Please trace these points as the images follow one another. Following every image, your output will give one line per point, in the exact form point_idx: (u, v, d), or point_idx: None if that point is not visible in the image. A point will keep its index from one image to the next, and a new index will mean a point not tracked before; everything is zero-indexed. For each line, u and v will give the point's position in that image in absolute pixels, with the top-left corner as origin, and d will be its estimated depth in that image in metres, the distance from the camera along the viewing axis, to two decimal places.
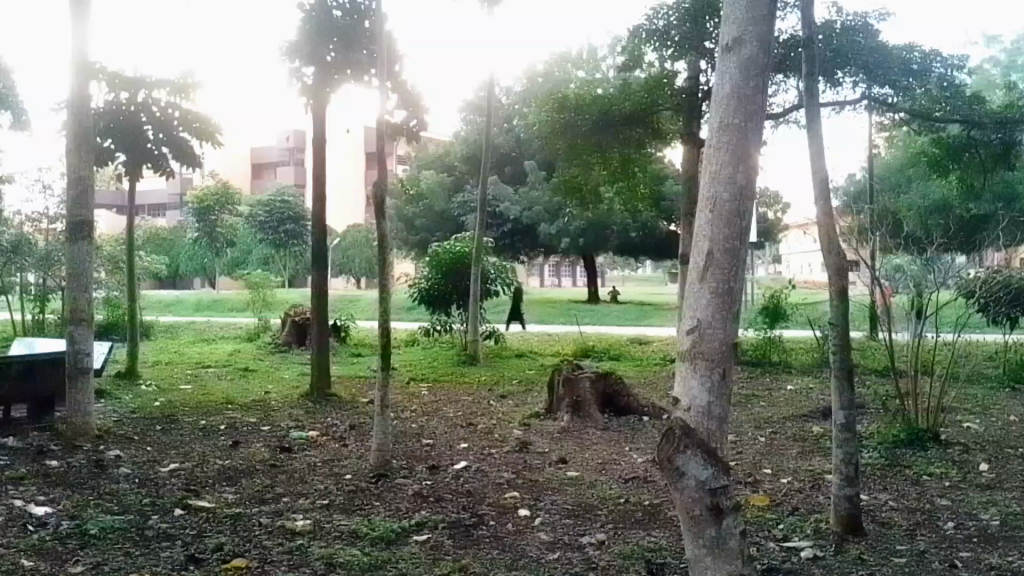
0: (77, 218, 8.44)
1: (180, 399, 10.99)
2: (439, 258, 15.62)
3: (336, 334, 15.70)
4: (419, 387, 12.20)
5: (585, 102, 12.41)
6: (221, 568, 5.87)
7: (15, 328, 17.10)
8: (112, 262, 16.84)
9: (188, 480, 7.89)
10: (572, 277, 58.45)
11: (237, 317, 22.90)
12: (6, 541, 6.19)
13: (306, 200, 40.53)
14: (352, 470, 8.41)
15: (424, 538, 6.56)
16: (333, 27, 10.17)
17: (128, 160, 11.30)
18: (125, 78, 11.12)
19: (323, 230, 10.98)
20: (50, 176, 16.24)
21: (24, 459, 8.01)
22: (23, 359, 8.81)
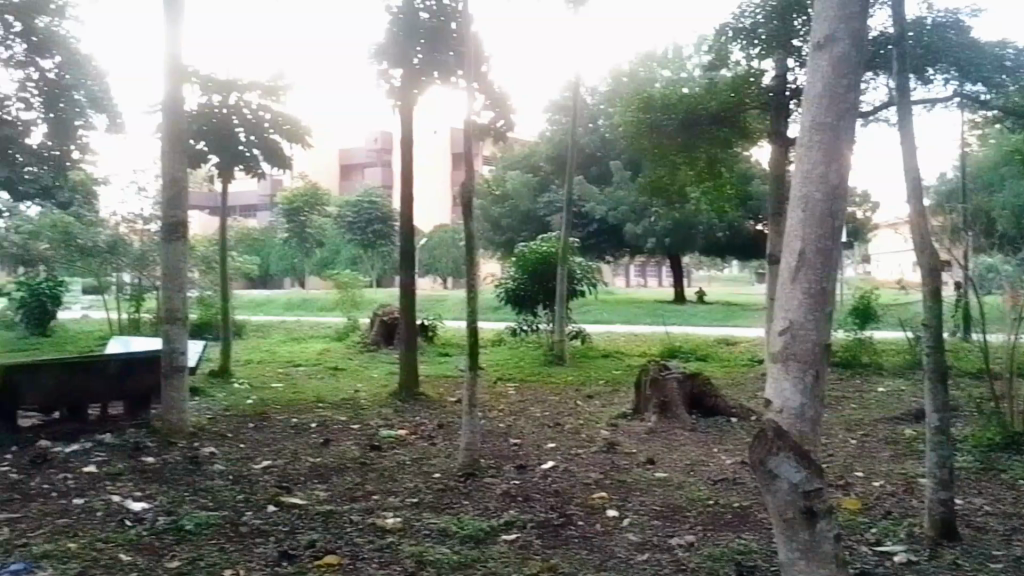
0: (172, 220, 8.92)
1: (272, 398, 11.48)
2: (524, 258, 15.77)
3: (423, 333, 16.05)
4: (505, 387, 12.38)
5: (670, 102, 12.35)
6: (314, 565, 6.24)
7: (116, 326, 18.00)
8: (206, 262, 17.55)
9: (281, 477, 8.29)
10: (657, 277, 57.89)
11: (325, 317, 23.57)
12: (106, 536, 6.72)
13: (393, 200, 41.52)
14: (441, 469, 8.65)
15: (513, 537, 6.72)
16: (419, 32, 10.45)
17: (221, 161, 11.87)
18: (219, 81, 11.65)
19: (410, 230, 11.28)
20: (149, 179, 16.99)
21: (123, 455, 8.51)
22: (121, 358, 9.39)
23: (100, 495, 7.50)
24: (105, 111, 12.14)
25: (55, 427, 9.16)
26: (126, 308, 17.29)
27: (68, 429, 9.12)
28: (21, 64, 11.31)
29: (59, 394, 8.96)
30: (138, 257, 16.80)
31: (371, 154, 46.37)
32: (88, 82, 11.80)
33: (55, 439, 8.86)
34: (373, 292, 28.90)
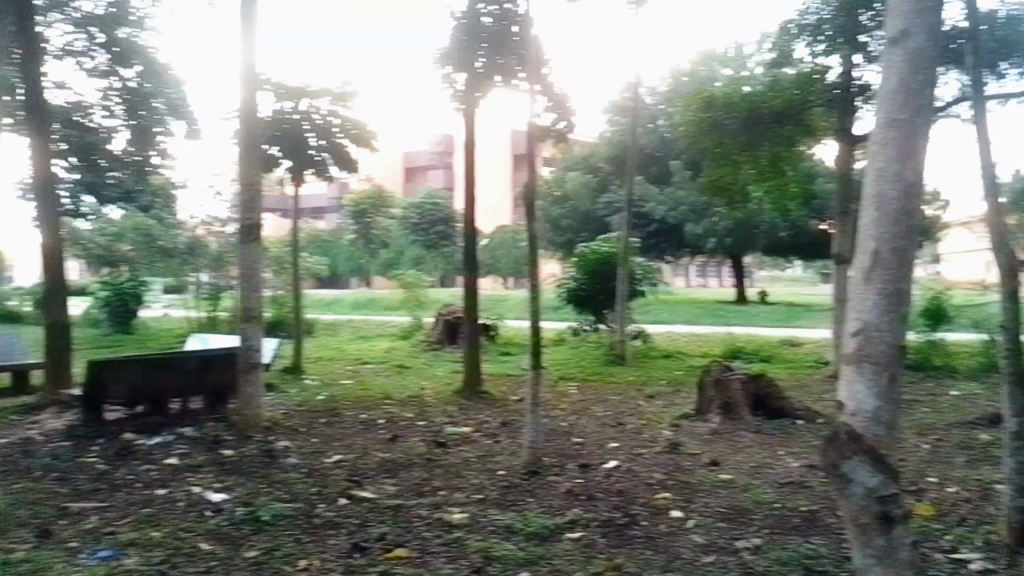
0: (247, 221, 9.23)
1: (342, 394, 11.78)
2: (585, 258, 15.82)
3: (486, 333, 16.22)
4: (567, 386, 12.44)
5: (734, 101, 12.27)
6: (383, 558, 6.43)
7: (192, 324, 18.63)
8: (279, 264, 18.16)
9: (352, 471, 8.52)
10: (718, 276, 57.08)
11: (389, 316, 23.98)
12: (188, 525, 7.02)
13: (455, 201, 41.84)
14: (505, 466, 8.77)
15: (577, 536, 6.79)
16: (482, 35, 10.53)
17: (293, 166, 12.27)
18: (291, 88, 11.98)
19: (474, 231, 11.43)
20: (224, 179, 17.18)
21: (203, 447, 8.85)
22: (200, 355, 9.75)
23: (181, 486, 7.83)
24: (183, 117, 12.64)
25: (139, 421, 9.56)
26: (202, 306, 17.87)
27: (151, 422, 9.52)
28: (105, 73, 11.81)
29: (143, 389, 9.36)
30: (215, 258, 17.45)
31: (432, 158, 46.18)
32: (167, 89, 12.26)
33: (139, 431, 9.25)
34: (437, 291, 29.25)
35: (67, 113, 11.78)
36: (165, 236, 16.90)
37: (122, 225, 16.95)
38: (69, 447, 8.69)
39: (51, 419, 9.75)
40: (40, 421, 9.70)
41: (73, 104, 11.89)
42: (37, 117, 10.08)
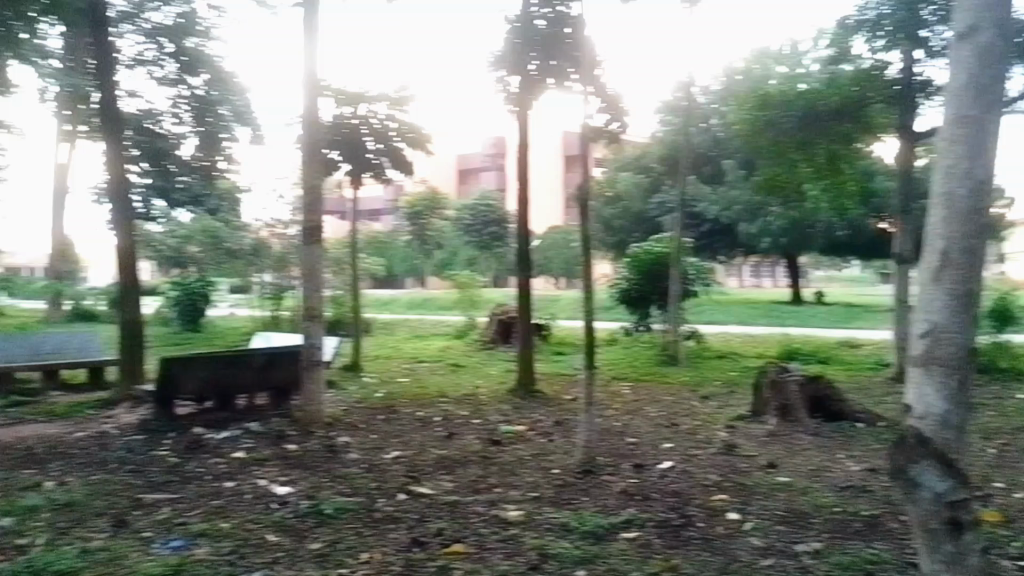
0: (309, 223, 9.49)
1: (399, 391, 11.98)
2: (638, 258, 15.77)
3: (538, 333, 16.28)
4: (620, 386, 12.45)
5: (790, 100, 12.12)
6: (442, 553, 6.54)
7: (254, 323, 19.14)
8: (337, 263, 17.64)
9: (410, 467, 8.68)
10: (772, 276, 56.10)
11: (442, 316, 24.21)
12: (255, 517, 7.24)
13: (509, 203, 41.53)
14: (559, 465, 8.83)
15: (633, 536, 6.82)
16: (538, 39, 10.59)
17: (351, 169, 12.53)
18: (349, 93, 12.22)
19: (528, 232, 11.51)
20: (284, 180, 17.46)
21: (267, 442, 9.11)
22: (265, 352, 10.00)
23: (248, 479, 8.08)
24: (248, 124, 13.17)
25: (208, 416, 9.89)
26: (264, 305, 18.31)
27: (219, 417, 9.83)
28: (174, 82, 12.34)
29: (210, 385, 9.66)
30: (278, 258, 17.13)
31: (483, 160, 46.35)
32: (233, 98, 12.71)
33: (208, 426, 9.56)
34: (490, 291, 29.45)
35: (138, 121, 12.35)
36: (231, 238, 17.37)
37: (189, 227, 17.51)
38: (142, 440, 9.04)
39: (125, 413, 10.15)
40: (114, 415, 10.11)
41: (144, 111, 12.40)
42: (112, 126, 10.63)
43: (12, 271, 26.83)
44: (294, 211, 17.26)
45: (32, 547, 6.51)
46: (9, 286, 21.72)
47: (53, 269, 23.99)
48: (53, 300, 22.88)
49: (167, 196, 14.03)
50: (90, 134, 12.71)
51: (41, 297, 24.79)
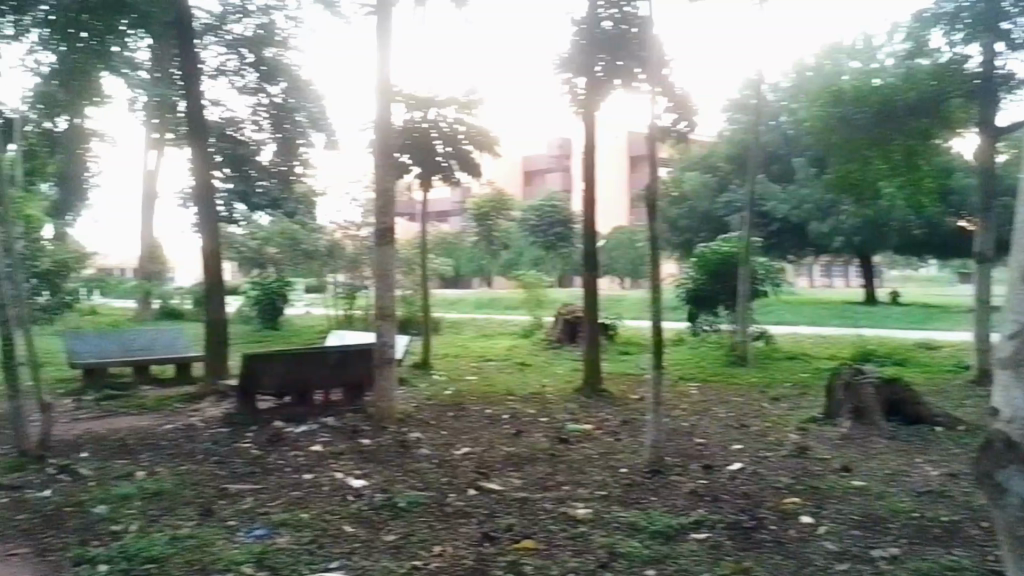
0: (382, 226, 9.78)
1: (467, 389, 12.17)
2: (706, 257, 15.63)
3: (605, 333, 16.29)
4: (688, 386, 12.38)
5: (865, 97, 11.90)
6: (512, 548, 6.65)
7: (328, 321, 19.63)
8: (409, 265, 17.85)
9: (480, 463, 8.83)
10: (844, 276, 54.61)
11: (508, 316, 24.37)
12: (333, 508, 7.48)
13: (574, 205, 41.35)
14: (627, 464, 8.84)
15: (703, 537, 6.81)
16: (605, 39, 10.62)
17: (422, 172, 12.78)
18: (420, 98, 12.46)
19: (595, 232, 11.55)
20: (355, 183, 17.87)
21: (342, 437, 9.39)
22: (340, 349, 10.30)
23: (325, 472, 8.35)
24: (323, 131, 13.73)
25: (286, 411, 10.25)
26: (337, 305, 18.76)
27: (298, 412, 10.18)
28: (254, 90, 13.02)
29: (289, 381, 10.01)
30: (352, 259, 17.61)
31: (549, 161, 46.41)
32: (309, 104, 13.33)
33: (287, 421, 9.92)
34: (557, 291, 29.53)
35: (221, 129, 13.04)
36: (308, 239, 17.86)
37: (268, 229, 18.08)
38: (226, 434, 9.44)
39: (210, 406, 10.59)
40: (201, 408, 10.55)
41: (227, 119, 13.08)
42: (198, 133, 11.33)
43: (106, 272, 28.22)
44: (365, 213, 17.64)
45: (126, 532, 6.87)
46: (103, 286, 22.83)
47: (143, 270, 25.12)
48: (143, 299, 23.95)
49: (248, 200, 14.39)
50: (178, 139, 13.35)
51: (132, 297, 25.98)
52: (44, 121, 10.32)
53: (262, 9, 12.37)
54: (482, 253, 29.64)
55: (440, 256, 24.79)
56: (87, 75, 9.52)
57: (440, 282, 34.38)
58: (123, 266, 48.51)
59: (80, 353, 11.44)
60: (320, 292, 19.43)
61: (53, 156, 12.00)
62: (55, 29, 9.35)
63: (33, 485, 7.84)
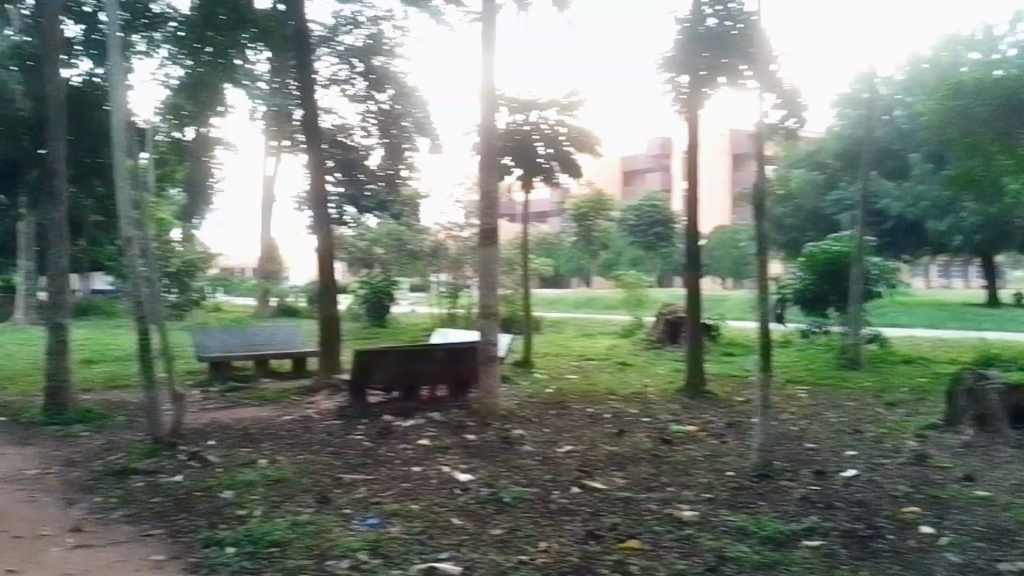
0: (487, 226, 9.99)
1: (569, 388, 12.25)
2: (814, 257, 15.20)
3: (708, 333, 16.06)
4: (796, 389, 12.10)
5: (987, 89, 11.26)
6: (617, 547, 6.68)
7: (432, 319, 20.11)
8: (511, 264, 18.07)
9: (583, 462, 8.89)
10: (964, 277, 51.69)
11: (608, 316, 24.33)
12: (441, 500, 7.70)
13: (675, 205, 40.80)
14: (734, 467, 8.71)
15: (816, 544, 6.65)
16: (710, 36, 10.41)
17: (524, 173, 12.92)
18: (522, 101, 12.61)
19: (697, 232, 11.41)
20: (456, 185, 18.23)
21: (448, 432, 9.64)
22: (446, 346, 10.56)
23: (433, 465, 8.60)
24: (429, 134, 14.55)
25: (395, 405, 10.60)
26: (440, 303, 19.15)
27: (406, 407, 10.52)
28: (364, 98, 13.74)
29: (398, 376, 10.35)
30: (454, 260, 17.97)
31: (648, 161, 46.04)
32: (414, 110, 14.21)
33: (396, 414, 10.28)
34: (658, 291, 29.27)
35: (332, 135, 13.84)
36: (414, 240, 18.34)
37: (376, 231, 18.66)
38: (339, 425, 9.86)
39: (325, 399, 11.06)
40: (316, 401, 11.03)
41: (338, 126, 13.80)
42: (312, 139, 11.84)
43: (228, 271, 29.80)
44: (469, 214, 17.97)
45: (250, 517, 7.26)
46: (226, 285, 24.08)
47: (262, 270, 26.40)
48: (261, 297, 25.18)
49: (358, 203, 14.94)
50: (293, 146, 14.03)
51: (250, 295, 27.29)
52: (173, 131, 10.93)
53: (372, 20, 13.15)
54: (581, 252, 29.67)
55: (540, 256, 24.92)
56: (213, 87, 10.05)
57: (540, 282, 34.67)
58: (243, 265, 50.89)
59: (206, 346, 12.14)
60: (424, 291, 19.91)
61: (181, 163, 12.78)
62: (183, 45, 9.93)
63: (167, 470, 8.39)
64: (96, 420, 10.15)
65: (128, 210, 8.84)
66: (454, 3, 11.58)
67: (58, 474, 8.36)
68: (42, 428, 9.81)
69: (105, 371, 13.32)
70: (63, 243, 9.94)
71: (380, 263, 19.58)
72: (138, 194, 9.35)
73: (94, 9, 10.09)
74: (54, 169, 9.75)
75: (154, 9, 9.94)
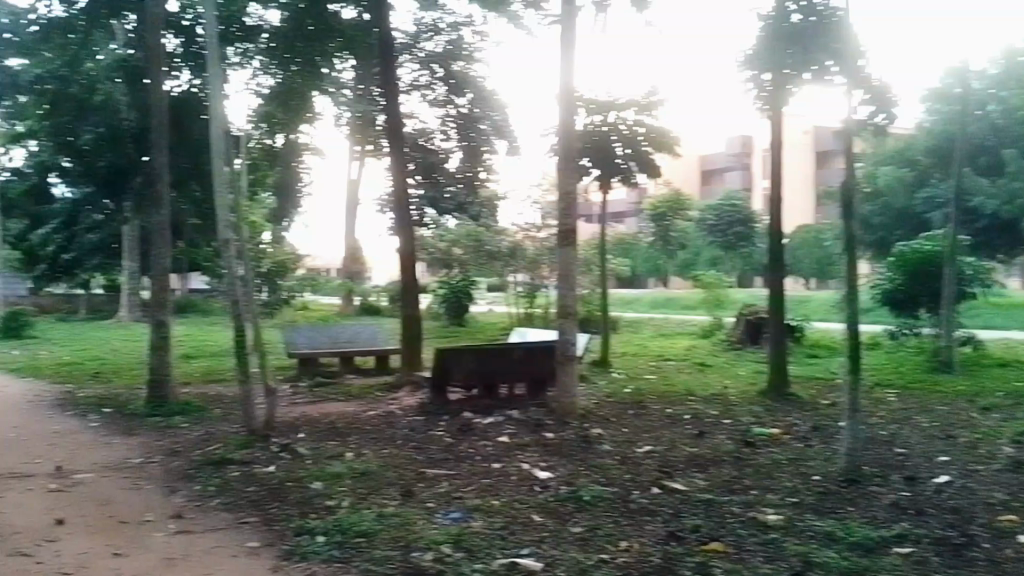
0: (566, 227, 10.08)
1: (648, 388, 12.22)
2: (903, 257, 14.73)
3: (791, 334, 15.76)
4: (885, 393, 11.76)
5: None
6: (700, 550, 6.66)
7: (510, 319, 20.31)
8: (589, 265, 18.08)
9: (662, 462, 8.87)
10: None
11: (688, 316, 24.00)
12: (521, 497, 7.82)
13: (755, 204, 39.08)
14: (820, 472, 8.54)
15: (907, 551, 6.48)
16: (793, 33, 10.19)
17: (602, 174, 12.94)
18: (601, 102, 12.65)
19: (779, 231, 11.22)
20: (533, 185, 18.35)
21: (528, 429, 9.76)
22: (524, 345, 10.70)
23: (513, 462, 8.73)
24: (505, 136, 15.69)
25: (475, 402, 10.81)
26: (518, 303, 19.33)
27: (485, 404, 10.71)
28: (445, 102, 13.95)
29: (478, 375, 10.53)
30: (532, 260, 18.07)
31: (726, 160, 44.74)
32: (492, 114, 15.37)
33: (475, 411, 10.46)
34: (737, 291, 28.78)
35: None
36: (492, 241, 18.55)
37: (455, 233, 18.93)
38: (422, 421, 10.09)
39: (407, 396, 11.35)
40: (398, 397, 11.33)
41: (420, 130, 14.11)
42: (396, 144, 12.13)
43: (315, 271, 30.79)
44: (547, 214, 18.06)
45: (339, 508, 7.53)
46: (312, 285, 24.87)
47: (346, 270, 27.15)
48: (345, 296, 25.89)
49: None
50: (378, 149, 14.41)
51: (334, 295, 28.05)
52: (265, 138, 11.36)
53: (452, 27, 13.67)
54: (659, 253, 29.43)
55: (618, 256, 24.85)
56: (302, 95, 10.47)
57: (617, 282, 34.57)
58: (329, 265, 52.40)
59: (296, 343, 12.62)
60: (502, 290, 20.12)
61: (272, 167, 13.30)
62: (274, 55, 10.31)
63: (260, 461, 8.76)
64: (194, 412, 10.67)
65: (226, 214, 9.31)
66: (533, 7, 11.69)
67: (160, 463, 8.83)
68: (146, 418, 10.38)
69: (203, 366, 13.99)
70: (165, 245, 10.48)
71: (459, 264, 19.83)
72: (235, 199, 9.81)
73: (191, 22, 10.62)
74: (156, 174, 10.27)
75: (249, 21, 10.23)
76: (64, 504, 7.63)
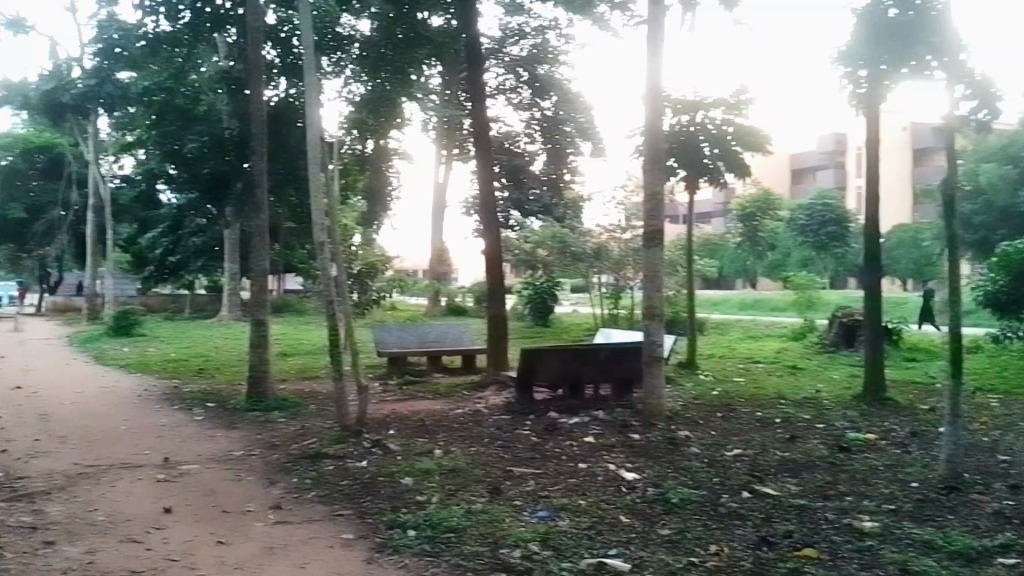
0: (653, 227, 10.00)
1: (737, 390, 12.03)
2: (1008, 255, 14.05)
3: (888, 337, 15.22)
4: (988, 398, 11.22)
5: None
6: (793, 555, 6.52)
7: (595, 319, 20.29)
8: (674, 266, 17.93)
9: (752, 466, 8.72)
10: None
11: (781, 317, 23.10)
12: (608, 497, 7.82)
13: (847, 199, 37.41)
14: (918, 478, 8.23)
15: (1012, 562, 6.18)
16: (889, 27, 9.77)
17: (688, 173, 12.80)
18: (688, 101, 12.52)
19: (874, 230, 10.88)
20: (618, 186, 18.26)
21: (613, 430, 9.75)
22: (610, 346, 10.70)
23: (599, 462, 8.74)
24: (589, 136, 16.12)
25: (561, 402, 10.88)
26: (603, 304, 19.30)
27: (571, 405, 10.76)
28: None
29: (564, 375, 10.58)
30: (616, 261, 17.79)
31: (818, 158, 43.26)
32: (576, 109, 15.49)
33: (561, 412, 10.51)
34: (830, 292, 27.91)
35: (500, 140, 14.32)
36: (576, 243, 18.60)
37: (539, 234, 19.03)
38: (508, 420, 10.21)
39: (493, 395, 11.50)
40: (485, 396, 11.49)
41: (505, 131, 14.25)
42: (483, 147, 12.30)
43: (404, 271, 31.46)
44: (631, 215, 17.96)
45: (429, 503, 7.69)
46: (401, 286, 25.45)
47: (433, 271, 27.60)
48: (433, 297, 26.37)
49: None
50: (465, 151, 14.63)
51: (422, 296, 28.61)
52: (357, 144, 11.71)
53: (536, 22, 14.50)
54: (747, 253, 28.86)
55: (705, 256, 24.49)
56: (391, 101, 10.66)
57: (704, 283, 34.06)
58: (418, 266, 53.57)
59: (386, 342, 12.98)
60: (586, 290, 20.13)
61: (364, 172, 13.67)
62: (366, 65, 10.45)
63: (353, 456, 9.04)
64: (291, 408, 11.09)
65: (320, 218, 9.60)
66: (619, 8, 11.67)
67: (260, 456, 9.21)
68: (246, 413, 10.85)
69: (298, 363, 14.51)
70: (264, 246, 10.94)
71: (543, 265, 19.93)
72: (328, 203, 10.17)
73: (288, 34, 11.04)
74: (256, 180, 10.74)
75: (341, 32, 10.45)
76: (174, 493, 8.05)
